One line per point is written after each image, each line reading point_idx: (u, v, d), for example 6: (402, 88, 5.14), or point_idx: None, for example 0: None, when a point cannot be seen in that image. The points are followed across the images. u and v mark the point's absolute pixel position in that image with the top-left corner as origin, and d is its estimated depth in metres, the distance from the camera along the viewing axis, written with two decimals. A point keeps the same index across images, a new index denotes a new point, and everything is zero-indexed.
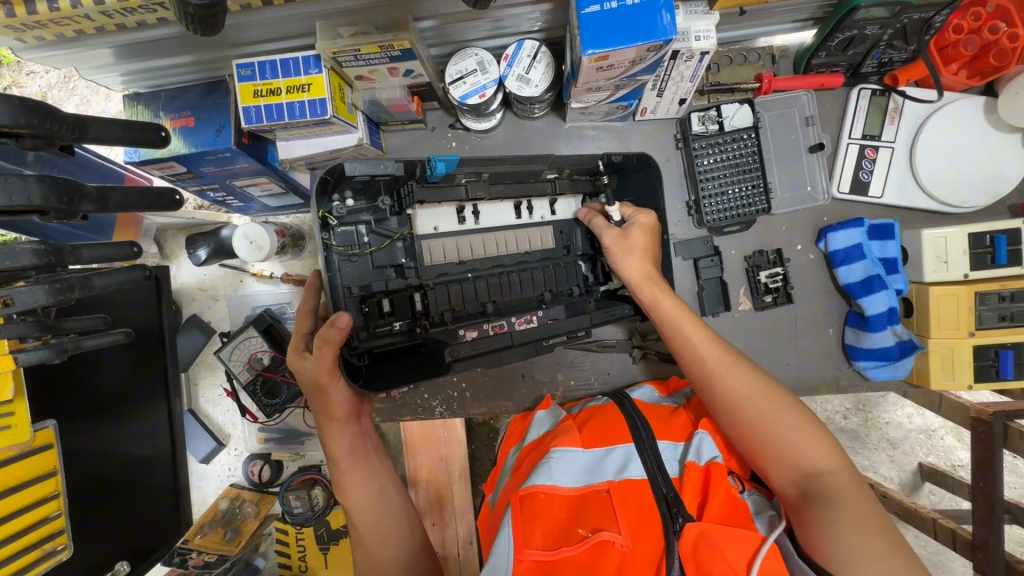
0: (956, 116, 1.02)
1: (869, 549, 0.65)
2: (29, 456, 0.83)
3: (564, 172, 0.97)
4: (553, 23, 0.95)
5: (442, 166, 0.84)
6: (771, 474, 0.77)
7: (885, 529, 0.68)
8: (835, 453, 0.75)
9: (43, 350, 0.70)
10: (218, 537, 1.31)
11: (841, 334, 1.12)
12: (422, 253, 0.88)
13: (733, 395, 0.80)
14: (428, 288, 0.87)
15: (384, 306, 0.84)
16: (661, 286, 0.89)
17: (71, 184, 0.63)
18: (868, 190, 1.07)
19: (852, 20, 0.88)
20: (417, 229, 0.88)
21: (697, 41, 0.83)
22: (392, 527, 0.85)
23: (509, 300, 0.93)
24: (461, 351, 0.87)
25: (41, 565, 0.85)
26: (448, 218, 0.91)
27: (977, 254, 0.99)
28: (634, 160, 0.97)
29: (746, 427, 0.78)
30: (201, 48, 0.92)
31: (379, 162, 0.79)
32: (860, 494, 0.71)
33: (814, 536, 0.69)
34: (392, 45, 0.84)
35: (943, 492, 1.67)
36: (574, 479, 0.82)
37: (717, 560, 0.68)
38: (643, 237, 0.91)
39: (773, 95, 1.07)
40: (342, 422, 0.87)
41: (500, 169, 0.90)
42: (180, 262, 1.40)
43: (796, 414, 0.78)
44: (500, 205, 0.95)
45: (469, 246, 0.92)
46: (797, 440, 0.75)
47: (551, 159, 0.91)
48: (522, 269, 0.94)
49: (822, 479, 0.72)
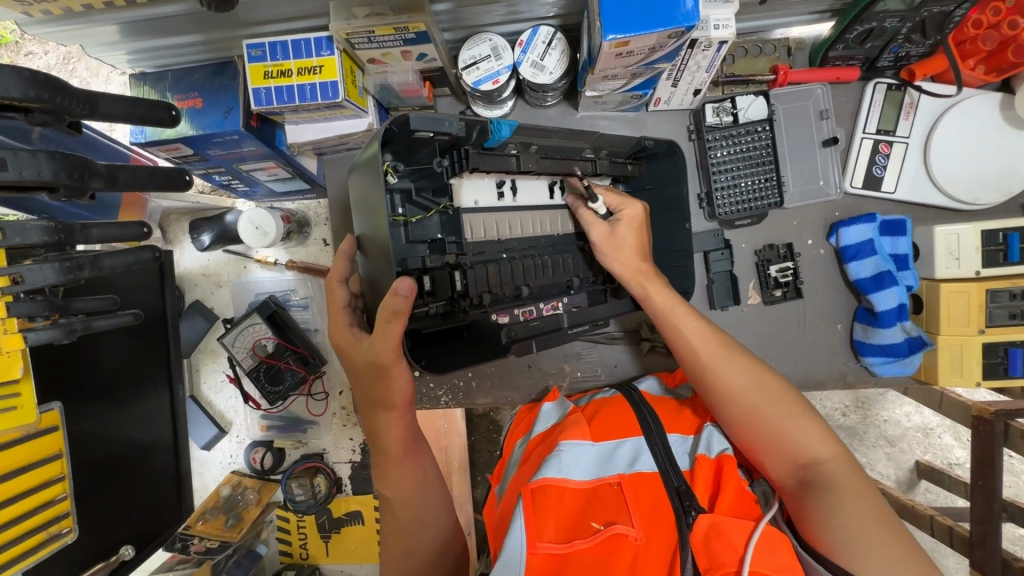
0: (972, 113, 1.01)
1: (867, 536, 0.67)
2: (33, 439, 0.82)
3: (601, 153, 0.96)
4: (569, 9, 0.94)
5: (504, 129, 0.80)
6: (768, 464, 0.79)
7: (882, 515, 0.69)
8: (830, 440, 0.76)
9: (52, 329, 0.68)
10: (219, 523, 1.29)
11: (849, 330, 1.11)
12: (464, 229, 0.83)
13: (724, 387, 0.82)
14: (467, 267, 0.81)
15: (425, 284, 0.77)
16: (656, 278, 0.91)
17: (81, 160, 0.62)
18: (881, 185, 1.07)
19: (872, 13, 0.88)
20: (458, 201, 0.84)
21: (716, 30, 0.82)
22: (432, 516, 0.89)
23: (542, 283, 0.91)
24: (517, 332, 0.84)
25: (47, 548, 0.84)
26: (489, 192, 0.87)
27: (989, 252, 0.99)
28: (665, 145, 0.98)
29: (740, 419, 0.80)
30: (211, 26, 0.90)
31: (442, 119, 0.73)
32: (857, 480, 0.72)
33: (816, 526, 0.70)
34: (407, 27, 0.82)
35: (939, 490, 1.69)
36: (585, 472, 0.83)
37: (733, 557, 0.68)
38: (631, 232, 0.92)
39: (788, 88, 1.06)
40: (399, 410, 0.86)
41: (549, 142, 0.87)
42: (183, 247, 1.39)
43: (789, 403, 0.79)
44: (535, 184, 0.94)
45: (507, 224, 0.89)
46: (790, 427, 0.77)
47: (593, 137, 0.89)
48: (556, 254, 0.94)
49: (819, 466, 0.74)
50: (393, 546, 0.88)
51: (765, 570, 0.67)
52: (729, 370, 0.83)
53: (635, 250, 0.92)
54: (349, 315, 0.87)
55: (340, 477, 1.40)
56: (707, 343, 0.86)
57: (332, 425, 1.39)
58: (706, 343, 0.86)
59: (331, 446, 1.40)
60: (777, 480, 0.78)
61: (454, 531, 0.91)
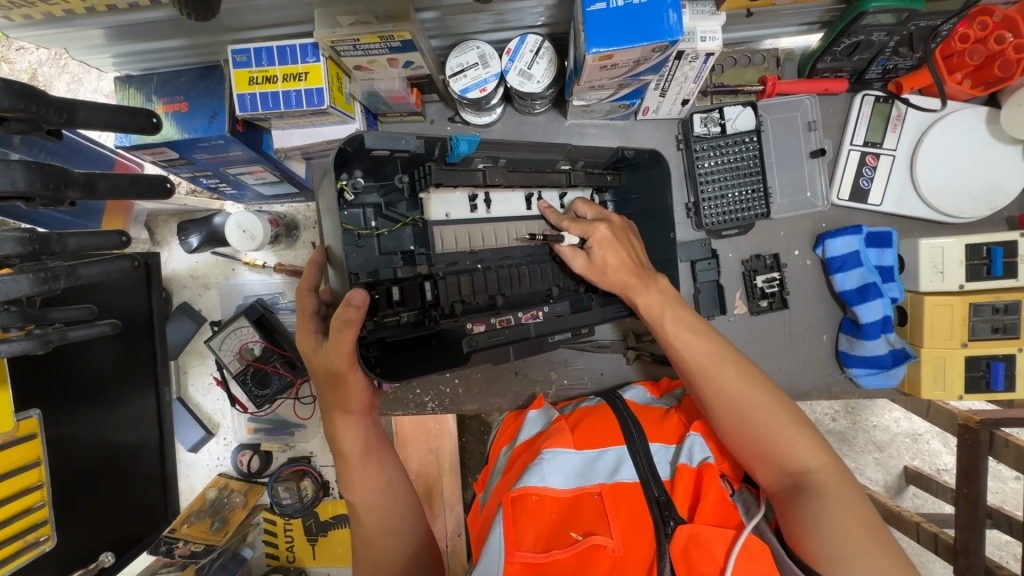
0: (959, 126, 1.01)
1: (854, 546, 0.68)
2: (11, 446, 0.81)
3: (579, 164, 0.97)
4: (557, 18, 0.94)
5: (463, 145, 0.81)
6: (757, 470, 0.78)
7: (870, 525, 0.70)
8: (821, 449, 0.76)
9: (27, 341, 0.67)
10: (205, 527, 1.31)
11: (834, 340, 1.12)
12: (434, 240, 0.84)
13: (716, 394, 0.81)
14: (438, 278, 0.81)
15: (393, 294, 0.80)
16: (648, 287, 0.90)
17: (56, 169, 0.61)
18: (868, 198, 1.07)
19: (859, 26, 0.88)
20: (429, 214, 0.85)
21: (702, 42, 0.82)
22: (399, 520, 0.89)
23: (519, 292, 0.90)
24: (479, 341, 0.81)
25: (23, 556, 0.84)
26: (461, 205, 0.89)
27: (973, 266, 0.99)
28: (645, 155, 0.97)
29: (732, 428, 0.80)
30: (195, 32, 0.90)
31: (399, 137, 0.76)
32: (845, 489, 0.72)
33: (804, 536, 0.71)
34: (392, 36, 0.82)
35: (927, 495, 1.70)
36: (566, 481, 0.83)
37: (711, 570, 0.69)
38: (609, 253, 0.91)
39: (777, 99, 1.06)
40: (356, 416, 0.87)
41: (518, 155, 0.89)
42: (172, 248, 1.39)
43: (781, 410, 0.78)
44: (511, 195, 0.95)
45: (480, 235, 0.90)
46: (783, 437, 0.75)
47: (566, 149, 0.90)
48: (534, 264, 0.93)
49: (807, 476, 0.73)
50: (364, 553, 0.88)
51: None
52: (723, 378, 0.81)
53: (623, 267, 0.92)
54: (314, 323, 0.86)
55: (327, 480, 1.40)
56: (698, 350, 0.84)
57: (319, 429, 1.40)
58: (699, 349, 0.84)
59: (318, 449, 1.40)
60: (766, 486, 0.78)
61: (425, 531, 0.92)
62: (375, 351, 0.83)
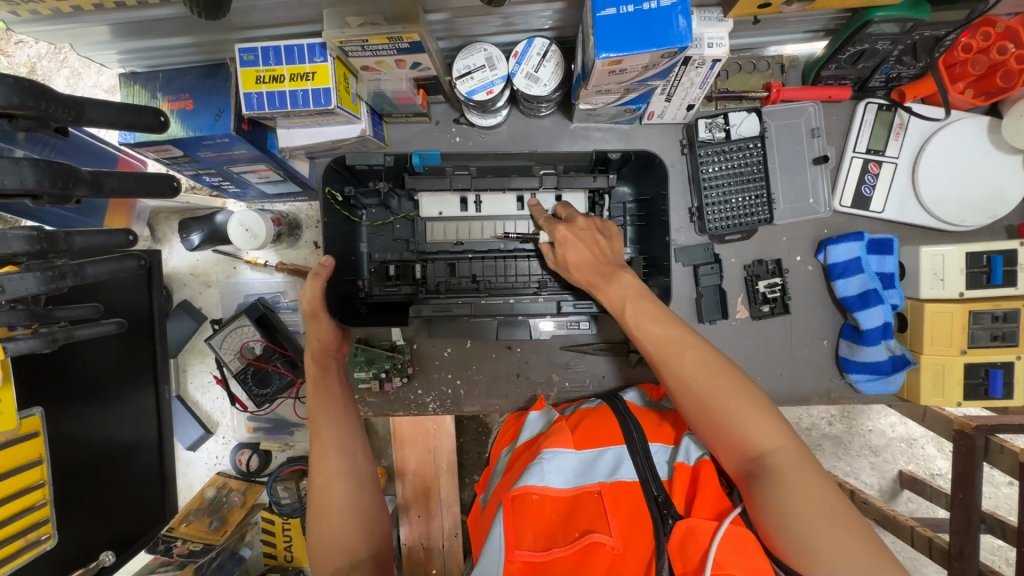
0: (961, 135, 1.02)
1: (812, 530, 0.68)
2: (13, 444, 0.80)
3: (561, 169, 1.12)
4: (565, 22, 0.94)
5: (419, 160, 1.05)
6: (720, 455, 0.80)
7: (832, 510, 0.69)
8: (778, 433, 0.76)
9: (34, 339, 0.66)
10: (203, 526, 1.31)
11: (835, 346, 1.12)
12: (423, 231, 1.13)
13: (679, 385, 0.83)
14: (427, 262, 1.13)
15: (390, 271, 1.13)
16: (609, 283, 0.95)
17: (64, 167, 0.61)
18: (870, 205, 1.07)
19: (865, 34, 0.88)
20: (423, 212, 1.12)
21: (709, 48, 0.83)
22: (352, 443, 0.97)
23: (503, 281, 1.14)
24: (423, 310, 1.03)
25: (25, 555, 0.83)
26: (452, 205, 1.12)
27: (973, 274, 1.00)
28: (634, 157, 1.06)
29: (695, 417, 0.82)
30: (204, 29, 0.89)
31: (372, 156, 1.04)
32: (803, 472, 0.72)
33: (769, 526, 0.71)
34: (401, 37, 0.82)
35: (921, 499, 1.71)
36: (566, 480, 0.85)
37: (701, 557, 0.70)
38: (573, 249, 0.99)
39: (780, 106, 1.07)
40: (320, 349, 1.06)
41: (487, 163, 1.10)
42: (173, 246, 1.39)
43: (738, 394, 0.80)
44: (504, 198, 1.13)
45: (465, 230, 1.13)
46: (737, 420, 0.78)
47: (531, 156, 1.08)
48: (517, 255, 1.13)
49: (764, 460, 0.75)
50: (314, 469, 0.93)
51: (732, 570, 0.68)
52: (679, 365, 0.84)
53: (588, 265, 0.99)
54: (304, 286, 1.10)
55: None
56: (660, 341, 0.86)
57: None
58: (659, 338, 0.87)
59: None
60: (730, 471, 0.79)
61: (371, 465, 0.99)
62: (364, 309, 1.15)
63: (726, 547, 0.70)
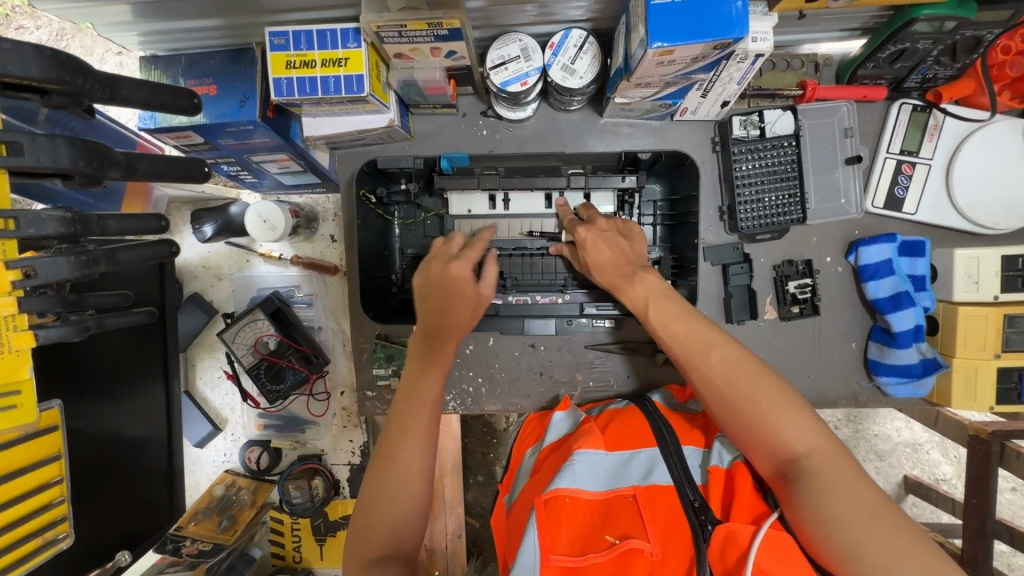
0: (997, 137, 1.01)
1: (854, 536, 0.64)
2: (32, 439, 0.77)
3: (587, 168, 1.14)
4: (602, 13, 0.92)
5: (447, 162, 1.08)
6: (753, 458, 0.76)
7: (876, 515, 0.65)
8: (814, 433, 0.72)
9: (63, 327, 0.63)
10: (213, 525, 1.27)
11: (863, 349, 1.11)
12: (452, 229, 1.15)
13: (705, 386, 0.80)
14: None
15: (420, 267, 1.17)
16: (633, 282, 0.94)
17: (100, 147, 0.57)
18: (902, 206, 1.07)
19: (907, 33, 0.87)
20: (452, 209, 1.14)
21: (753, 42, 0.80)
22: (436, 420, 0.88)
23: (530, 279, 1.17)
24: None
25: (42, 554, 0.80)
26: (481, 203, 1.13)
27: (1008, 277, 0.99)
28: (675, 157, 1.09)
29: (724, 420, 0.78)
30: (233, 11, 0.87)
31: (402, 159, 1.08)
32: (842, 475, 0.68)
33: (811, 533, 0.67)
34: (441, 23, 0.79)
35: (925, 504, 1.72)
36: (599, 483, 0.83)
37: (741, 558, 0.68)
38: (603, 250, 0.98)
39: (814, 105, 1.05)
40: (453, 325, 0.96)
41: (515, 163, 1.11)
42: (184, 237, 1.35)
43: (768, 392, 0.75)
44: (531, 194, 1.13)
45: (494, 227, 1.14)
46: (768, 420, 0.73)
47: (561, 155, 1.09)
48: (544, 255, 1.15)
49: (800, 463, 0.70)
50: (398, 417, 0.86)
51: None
52: (705, 365, 0.80)
53: (609, 266, 0.97)
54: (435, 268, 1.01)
55: (338, 479, 1.37)
56: (684, 341, 0.84)
57: (332, 426, 1.36)
58: (684, 338, 0.84)
59: (330, 446, 1.36)
60: (763, 473, 0.76)
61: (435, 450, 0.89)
62: (397, 303, 1.19)
63: (766, 548, 0.68)
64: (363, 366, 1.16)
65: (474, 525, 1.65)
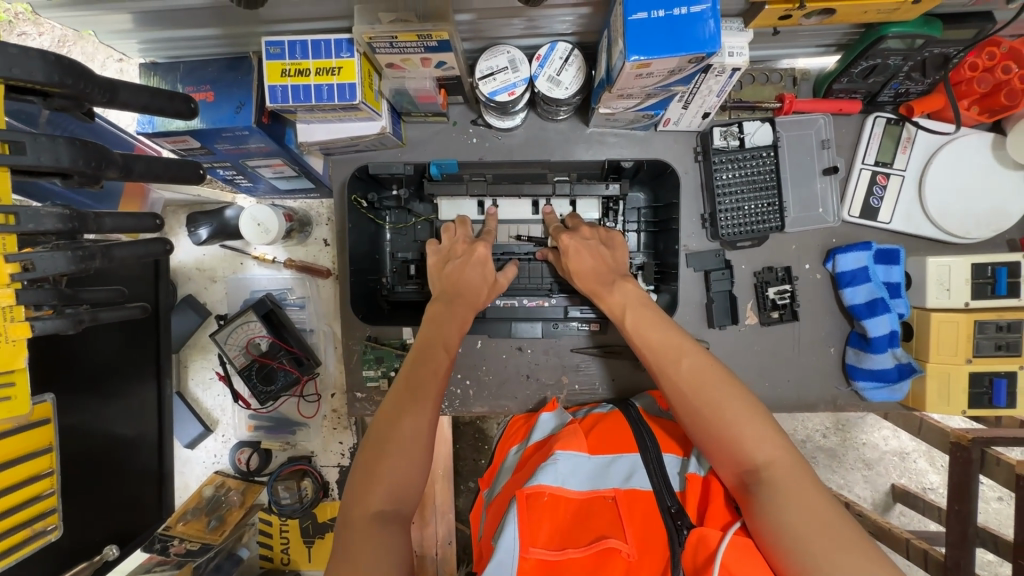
0: (967, 150, 1.05)
1: (808, 547, 0.65)
2: (24, 431, 0.78)
3: (573, 176, 1.17)
4: (587, 27, 0.96)
5: (436, 168, 1.12)
6: (718, 467, 0.77)
7: (830, 527, 0.66)
8: (775, 445, 0.73)
9: (58, 319, 0.64)
10: (201, 525, 1.28)
11: (841, 353, 1.14)
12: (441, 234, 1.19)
13: (674, 392, 0.82)
14: None
15: (410, 270, 1.20)
16: (611, 291, 0.97)
17: (97, 148, 0.60)
18: (877, 216, 1.10)
19: (877, 50, 0.91)
20: (442, 214, 1.18)
21: (730, 57, 0.83)
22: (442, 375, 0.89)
23: (518, 284, 1.20)
24: None
25: (29, 545, 0.81)
26: (469, 209, 1.17)
27: (978, 285, 1.03)
28: (659, 166, 1.13)
29: (691, 427, 0.80)
30: (230, 21, 0.90)
31: (393, 165, 1.11)
32: (800, 487, 0.69)
33: (768, 543, 0.68)
34: (430, 35, 0.82)
35: (913, 513, 1.73)
36: (581, 483, 0.85)
37: (708, 559, 0.69)
38: (585, 257, 1.01)
39: (792, 117, 1.09)
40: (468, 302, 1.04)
41: (502, 171, 1.15)
42: (178, 240, 1.37)
43: (733, 401, 0.77)
44: (519, 202, 1.17)
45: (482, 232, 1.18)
46: (730, 429, 0.75)
47: (548, 163, 1.13)
48: (530, 259, 1.19)
49: (760, 474, 0.72)
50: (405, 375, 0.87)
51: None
52: (675, 371, 0.83)
53: (589, 273, 1.00)
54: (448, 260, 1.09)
55: (328, 481, 1.38)
56: (657, 347, 0.86)
57: (322, 429, 1.37)
58: (657, 345, 0.87)
59: (320, 448, 1.38)
60: (727, 484, 0.77)
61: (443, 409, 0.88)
62: (387, 306, 1.21)
63: (732, 550, 0.69)
64: (353, 367, 1.18)
65: (465, 531, 1.65)
